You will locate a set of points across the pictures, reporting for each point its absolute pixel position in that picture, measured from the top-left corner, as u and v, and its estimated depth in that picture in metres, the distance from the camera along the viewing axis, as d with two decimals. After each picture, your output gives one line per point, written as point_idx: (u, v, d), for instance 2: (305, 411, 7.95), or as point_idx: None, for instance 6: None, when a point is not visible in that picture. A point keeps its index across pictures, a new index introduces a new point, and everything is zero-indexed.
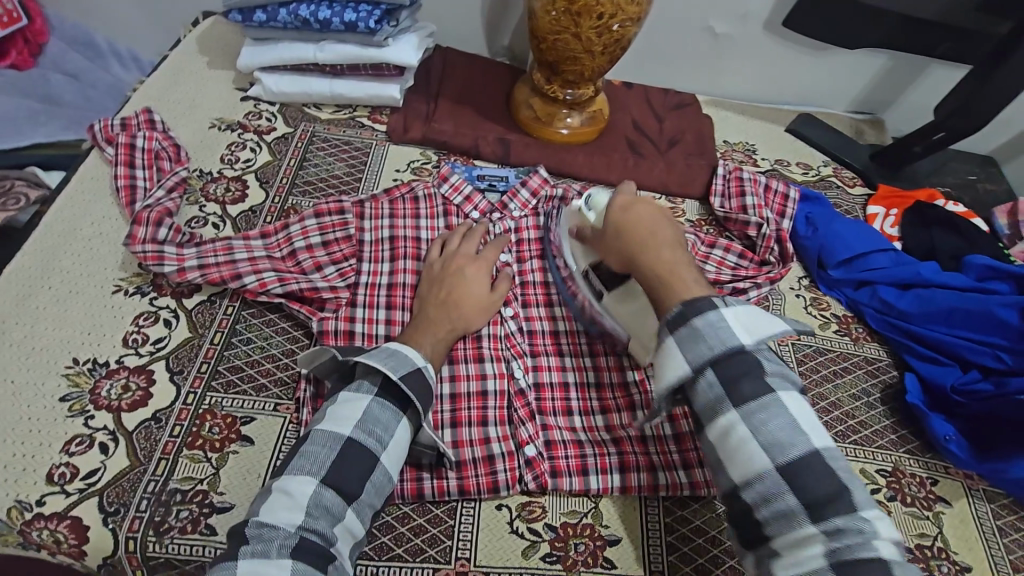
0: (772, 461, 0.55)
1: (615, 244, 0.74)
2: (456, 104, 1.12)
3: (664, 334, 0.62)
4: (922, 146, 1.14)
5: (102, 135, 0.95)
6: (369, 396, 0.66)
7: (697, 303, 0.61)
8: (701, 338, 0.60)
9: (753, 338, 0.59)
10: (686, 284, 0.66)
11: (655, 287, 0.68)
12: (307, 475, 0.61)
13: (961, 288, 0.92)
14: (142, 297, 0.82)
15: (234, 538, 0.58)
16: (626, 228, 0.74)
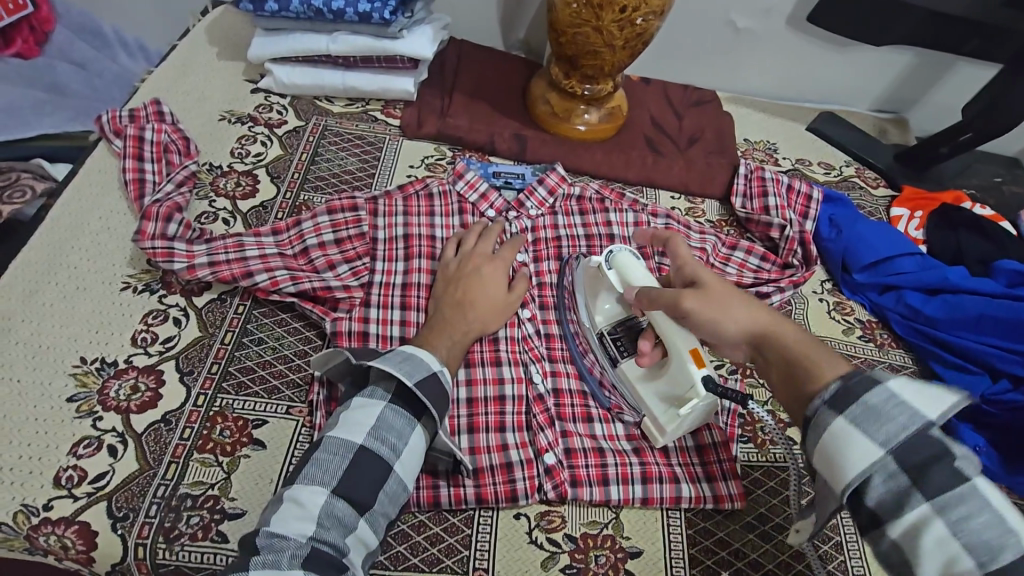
0: (985, 569, 0.43)
1: (710, 315, 0.63)
2: (470, 99, 1.10)
3: (829, 417, 0.51)
4: (948, 147, 1.11)
5: (110, 127, 0.93)
6: (383, 402, 0.63)
7: (859, 378, 0.51)
8: (884, 417, 0.49)
9: (936, 413, 0.48)
10: (828, 358, 0.56)
11: (791, 363, 0.57)
12: (318, 484, 0.59)
13: (991, 295, 0.90)
14: (152, 294, 0.80)
15: (244, 548, 0.56)
16: (718, 296, 0.64)
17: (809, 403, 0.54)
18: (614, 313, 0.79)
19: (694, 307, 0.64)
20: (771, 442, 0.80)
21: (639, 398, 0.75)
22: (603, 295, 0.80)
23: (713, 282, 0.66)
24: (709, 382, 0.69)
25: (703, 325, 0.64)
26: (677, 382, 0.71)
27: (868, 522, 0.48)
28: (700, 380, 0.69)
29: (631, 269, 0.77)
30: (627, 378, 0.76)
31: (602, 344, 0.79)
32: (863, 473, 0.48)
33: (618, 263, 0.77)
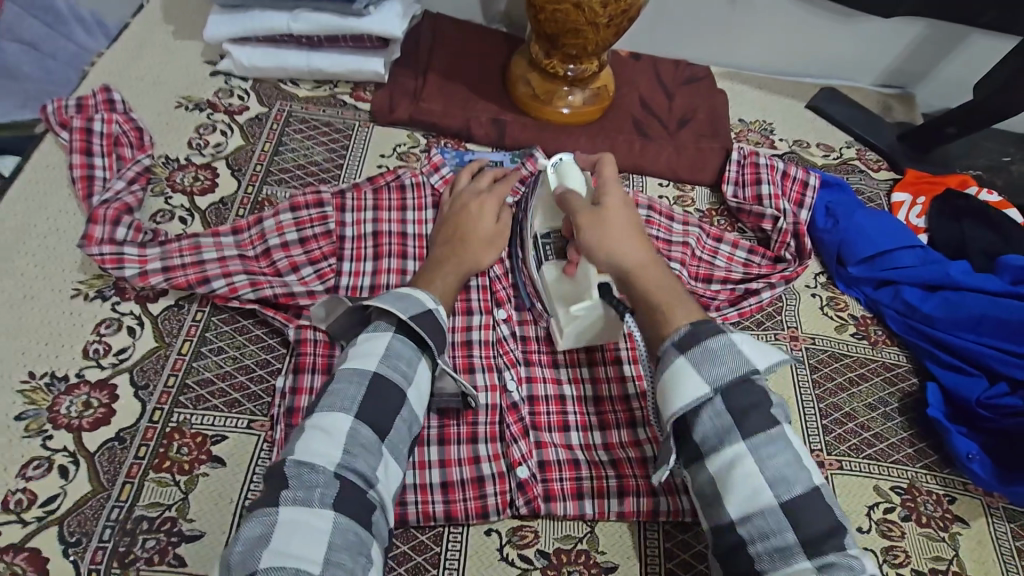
0: (776, 496, 0.52)
1: (594, 236, 0.66)
2: (446, 80, 1.02)
3: (673, 355, 0.57)
4: (957, 126, 1.04)
5: (56, 118, 0.87)
6: (388, 333, 0.63)
7: (706, 326, 0.58)
8: (716, 360, 0.55)
9: (762, 363, 0.56)
10: (683, 304, 0.62)
11: (650, 301, 0.62)
12: (339, 412, 0.58)
13: (993, 292, 0.85)
14: (104, 302, 0.76)
15: (272, 484, 0.54)
16: (608, 220, 0.67)
17: (660, 342, 0.60)
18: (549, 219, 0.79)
19: (584, 227, 0.67)
20: None
21: (550, 301, 0.76)
22: (543, 199, 0.79)
23: (612, 206, 0.68)
24: (605, 291, 0.73)
25: (585, 245, 0.67)
26: (579, 286, 0.74)
27: (695, 454, 0.57)
28: (596, 286, 0.73)
29: (569, 174, 0.75)
30: (542, 279, 0.77)
31: (534, 249, 0.78)
32: (692, 405, 0.55)
33: (561, 169, 0.76)
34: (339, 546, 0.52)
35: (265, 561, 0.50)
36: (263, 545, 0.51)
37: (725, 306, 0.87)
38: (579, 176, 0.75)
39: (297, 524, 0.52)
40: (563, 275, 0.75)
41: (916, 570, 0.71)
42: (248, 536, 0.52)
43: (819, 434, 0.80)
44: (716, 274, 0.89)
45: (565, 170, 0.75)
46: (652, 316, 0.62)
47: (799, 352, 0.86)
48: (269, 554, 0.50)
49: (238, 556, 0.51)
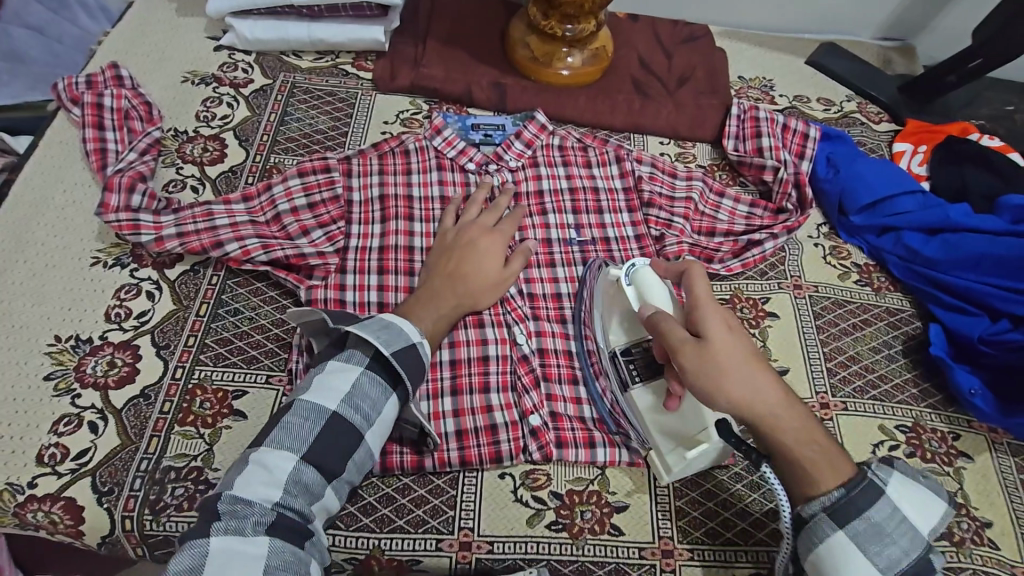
0: None
1: (711, 384, 0.57)
2: (446, 46, 1.03)
3: (827, 529, 0.54)
4: (956, 75, 1.05)
5: (67, 94, 0.88)
6: (359, 367, 0.63)
7: (861, 487, 0.55)
8: (885, 538, 0.54)
9: (922, 525, 0.57)
10: (825, 456, 0.56)
11: (793, 458, 0.56)
12: (286, 450, 0.59)
13: (994, 232, 0.86)
14: (123, 269, 0.79)
15: (204, 516, 0.55)
16: (728, 364, 0.57)
17: (804, 504, 0.56)
18: (629, 335, 0.73)
19: (693, 371, 0.58)
20: None
21: (648, 432, 0.70)
22: (618, 316, 0.73)
23: (722, 341, 0.58)
24: (721, 426, 0.65)
25: (700, 391, 0.58)
26: (688, 422, 0.67)
27: None
28: (714, 423, 0.65)
29: (653, 290, 0.69)
30: (636, 406, 0.70)
31: (615, 368, 0.73)
32: None
33: (639, 280, 0.70)
34: (274, 570, 0.53)
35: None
36: None
37: (728, 258, 0.89)
38: (662, 293, 0.68)
39: (229, 553, 0.52)
40: (662, 406, 0.69)
41: None
42: (175, 570, 0.51)
43: (824, 377, 0.81)
44: (718, 227, 0.90)
45: (646, 287, 0.69)
46: (793, 475, 0.56)
47: (803, 300, 0.87)
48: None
49: None
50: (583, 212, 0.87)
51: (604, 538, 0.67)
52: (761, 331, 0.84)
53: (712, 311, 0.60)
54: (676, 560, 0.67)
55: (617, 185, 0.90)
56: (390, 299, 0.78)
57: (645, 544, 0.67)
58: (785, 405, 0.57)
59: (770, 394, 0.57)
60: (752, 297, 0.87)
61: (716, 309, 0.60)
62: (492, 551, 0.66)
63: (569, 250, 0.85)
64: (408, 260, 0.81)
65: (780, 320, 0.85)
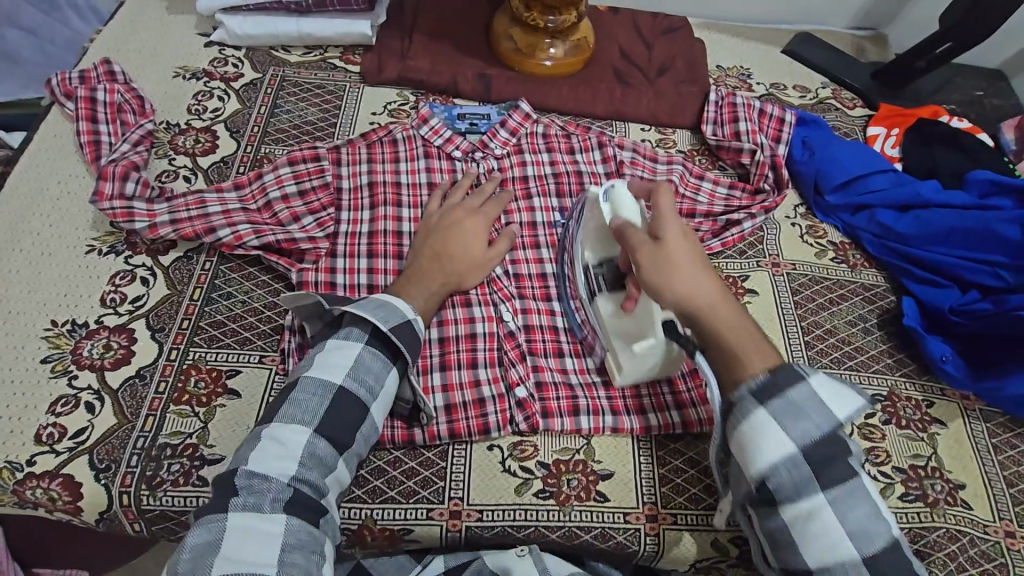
0: (857, 551, 0.54)
1: (662, 276, 0.63)
2: (431, 39, 1.06)
3: (750, 405, 0.59)
4: (925, 61, 1.08)
5: (60, 89, 0.90)
6: (360, 344, 0.65)
7: (787, 371, 0.59)
8: (799, 412, 0.58)
9: (841, 413, 0.58)
10: (759, 348, 0.62)
11: (727, 345, 0.62)
12: (299, 424, 0.60)
13: (962, 206, 0.90)
14: (117, 256, 0.80)
15: (222, 491, 0.57)
16: (676, 263, 0.63)
17: (733, 389, 0.61)
18: (600, 251, 0.76)
19: (648, 266, 0.64)
20: None
21: (607, 337, 0.74)
22: (592, 236, 0.76)
23: (677, 242, 0.64)
24: (670, 328, 0.70)
25: (651, 284, 0.64)
26: (638, 322, 0.71)
27: (767, 503, 0.58)
28: (662, 322, 0.70)
29: (623, 203, 0.71)
30: (598, 314, 0.74)
31: (586, 280, 0.76)
32: (774, 461, 0.57)
33: (613, 196, 0.72)
34: (293, 546, 0.55)
35: (217, 567, 0.52)
36: (214, 551, 0.53)
37: (709, 238, 0.91)
38: (631, 205, 0.71)
39: (249, 528, 0.54)
40: (621, 311, 0.73)
41: (896, 467, 0.76)
42: (196, 543, 0.54)
43: (802, 350, 0.84)
44: (699, 208, 0.92)
45: (617, 197, 0.72)
46: (724, 362, 0.62)
47: (782, 277, 0.90)
48: (221, 560, 0.52)
49: (187, 563, 0.53)
50: (566, 195, 0.90)
51: (590, 504, 0.69)
52: (740, 307, 0.87)
53: (671, 219, 0.65)
54: (660, 524, 0.69)
55: (600, 170, 0.92)
56: (380, 281, 0.80)
57: (630, 509, 0.70)
58: (725, 304, 0.63)
59: (712, 293, 0.63)
60: (732, 275, 0.89)
61: (676, 220, 0.65)
62: (482, 519, 0.68)
63: (553, 232, 0.87)
64: (397, 243, 0.83)
65: (759, 297, 0.88)
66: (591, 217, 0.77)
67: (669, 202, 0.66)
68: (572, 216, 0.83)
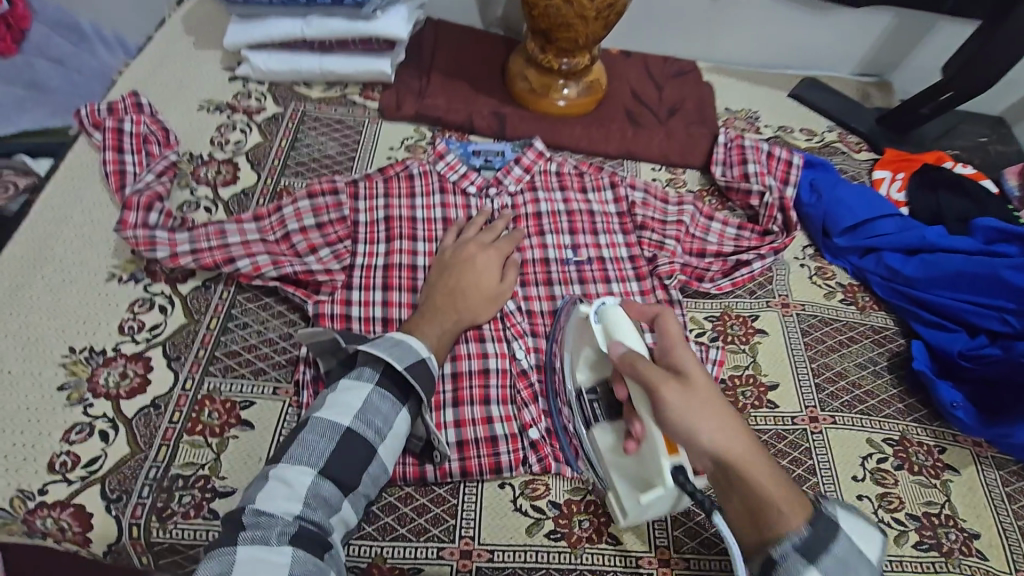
0: None
1: (688, 417, 0.56)
2: (449, 78, 1.10)
3: (798, 563, 0.51)
4: (930, 107, 1.11)
5: (89, 120, 0.93)
6: (371, 383, 0.65)
7: (825, 523, 0.53)
8: (847, 570, 0.51)
9: (870, 552, 0.56)
10: (792, 492, 0.55)
11: (760, 495, 0.54)
12: (305, 464, 0.60)
13: (967, 251, 0.91)
14: (136, 284, 0.82)
15: (230, 526, 0.56)
16: (698, 399, 0.56)
17: (771, 545, 0.53)
18: (592, 372, 0.73)
19: (670, 402, 0.56)
20: (752, 407, 0.82)
21: (607, 471, 0.69)
22: (584, 354, 0.73)
23: (697, 374, 0.58)
24: (678, 473, 0.60)
25: (675, 423, 0.56)
26: (645, 464, 0.63)
27: None
28: (670, 469, 0.60)
29: (620, 327, 0.67)
30: (597, 445, 0.70)
31: (579, 403, 0.74)
32: None
33: (608, 317, 0.68)
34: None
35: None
36: None
37: (718, 277, 0.93)
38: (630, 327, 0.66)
39: (256, 560, 0.54)
40: (622, 447, 0.67)
41: (909, 514, 0.75)
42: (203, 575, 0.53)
43: (812, 391, 0.84)
44: (709, 248, 0.94)
45: (615, 321, 0.67)
46: (752, 510, 0.54)
47: (791, 318, 0.91)
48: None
49: None
50: (579, 232, 0.91)
51: (601, 546, 0.69)
52: (751, 347, 0.87)
53: (679, 345, 0.61)
54: (672, 569, 0.68)
55: (612, 209, 0.94)
56: (394, 314, 0.81)
57: (641, 552, 0.69)
58: (749, 439, 0.56)
59: (738, 430, 0.56)
60: (742, 315, 0.90)
61: (685, 347, 0.60)
62: (492, 559, 0.67)
63: (565, 269, 0.88)
64: (412, 277, 0.84)
65: (769, 338, 0.88)
66: (584, 341, 0.72)
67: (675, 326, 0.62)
68: (569, 329, 0.77)
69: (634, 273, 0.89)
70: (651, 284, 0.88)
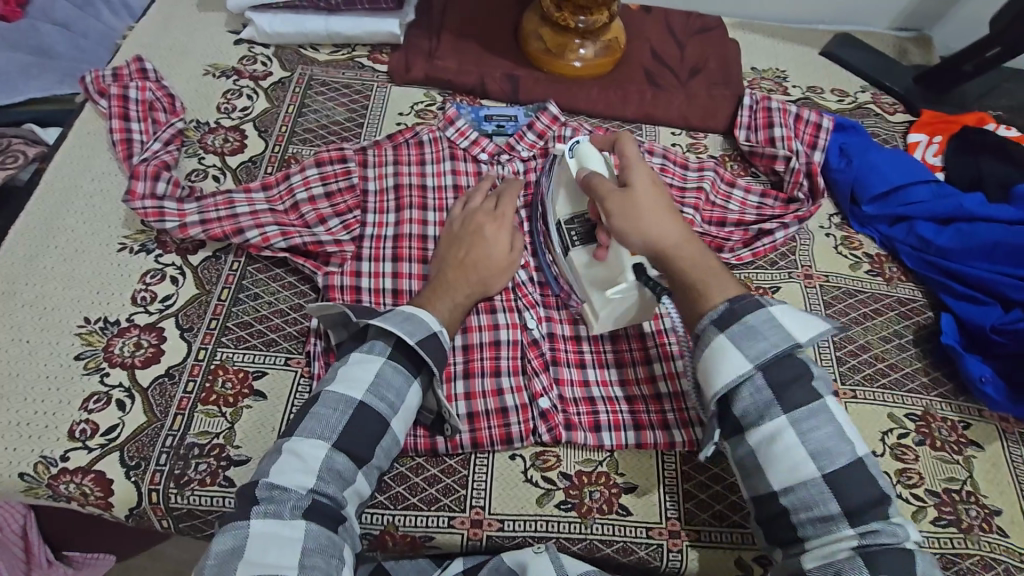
0: (818, 468, 0.57)
1: (627, 217, 0.66)
2: (459, 39, 1.05)
3: (713, 330, 0.62)
4: (973, 65, 1.04)
5: (94, 87, 0.91)
6: (382, 357, 0.65)
7: (744, 304, 0.62)
8: (757, 335, 0.60)
9: (803, 336, 0.60)
10: (723, 282, 0.65)
11: (687, 278, 0.65)
12: (318, 438, 0.60)
13: (1009, 222, 0.86)
14: (148, 254, 0.82)
15: (243, 499, 0.57)
16: (639, 205, 0.67)
17: (698, 320, 0.63)
18: (573, 204, 0.77)
19: (615, 210, 0.67)
20: None
21: (584, 288, 0.75)
22: (563, 189, 0.77)
23: (641, 186, 0.68)
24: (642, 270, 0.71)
25: (618, 227, 0.67)
26: (613, 270, 0.73)
27: (736, 429, 0.62)
28: (633, 266, 0.71)
29: (590, 158, 0.74)
30: (573, 266, 0.76)
31: (559, 235, 0.77)
32: (733, 383, 0.60)
33: (579, 153, 0.75)
34: (312, 551, 0.55)
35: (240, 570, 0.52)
36: (236, 559, 0.53)
37: (739, 246, 0.89)
38: (598, 160, 0.74)
39: (271, 535, 0.55)
40: (595, 261, 0.74)
41: (929, 490, 0.74)
42: (220, 549, 0.54)
43: (833, 364, 0.82)
44: (729, 217, 0.90)
45: (582, 152, 0.75)
46: (685, 292, 0.65)
47: (814, 289, 0.88)
48: (244, 565, 0.53)
49: (212, 570, 0.53)
50: None
51: (612, 517, 0.69)
52: None
53: (632, 163, 0.70)
54: (683, 540, 0.68)
55: None
56: (405, 286, 0.80)
57: (653, 524, 0.69)
58: (682, 236, 0.66)
59: (671, 231, 0.66)
60: (762, 286, 0.87)
61: (636, 166, 0.70)
62: (503, 529, 0.68)
63: None
64: (422, 248, 0.82)
65: None
66: (554, 175, 0.79)
67: (631, 152, 0.71)
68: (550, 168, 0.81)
69: None
70: None
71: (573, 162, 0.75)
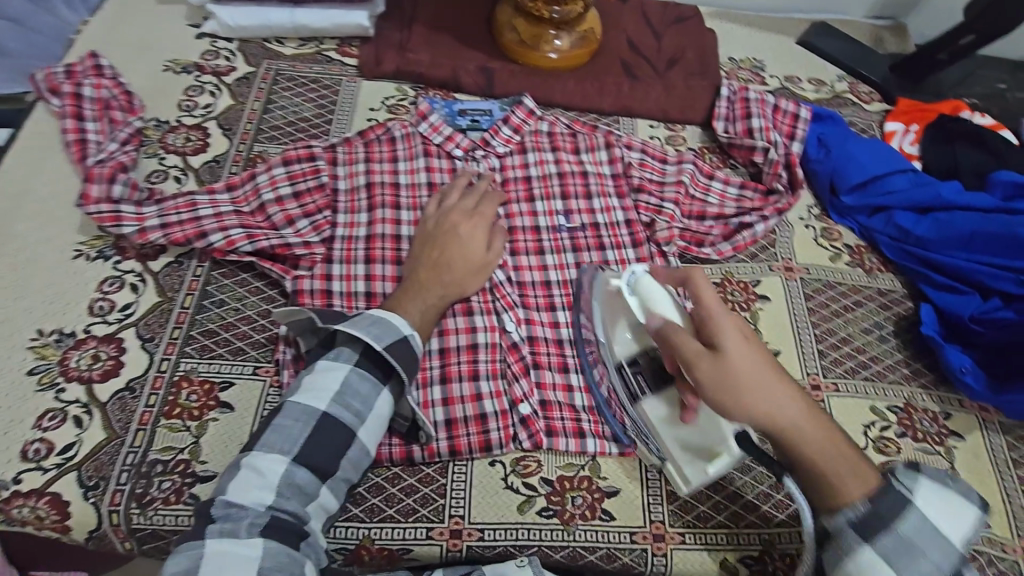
0: None
1: (728, 395, 0.55)
2: (431, 31, 1.02)
3: (854, 539, 0.54)
4: (947, 53, 1.04)
5: (45, 85, 0.87)
6: (348, 364, 0.62)
7: (887, 500, 0.54)
8: (914, 551, 0.53)
9: (954, 535, 0.55)
10: (853, 462, 0.55)
11: (815, 462, 0.55)
12: (279, 452, 0.57)
13: (985, 210, 0.86)
14: (105, 261, 0.78)
15: (199, 518, 0.55)
16: (739, 377, 0.54)
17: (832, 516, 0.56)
18: (634, 343, 0.69)
19: (709, 383, 0.55)
20: None
21: (665, 446, 0.67)
22: (622, 324, 0.70)
23: (737, 349, 0.55)
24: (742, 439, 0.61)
25: (718, 405, 0.56)
26: (704, 435, 0.64)
27: None
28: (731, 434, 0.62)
29: (653, 297, 0.64)
30: (646, 416, 0.68)
31: (622, 378, 0.70)
32: None
33: (639, 289, 0.65)
34: (270, 570, 0.52)
35: None
36: None
37: (719, 241, 0.88)
38: (666, 299, 0.63)
39: (225, 554, 0.52)
40: (676, 418, 0.66)
41: None
42: (170, 571, 0.51)
43: (815, 359, 0.81)
44: (709, 211, 0.89)
45: (646, 293, 0.64)
46: (812, 480, 0.56)
47: (794, 282, 0.87)
48: None
49: None
50: (571, 197, 0.86)
51: (595, 523, 0.67)
52: (752, 314, 0.83)
53: (716, 315, 0.57)
54: (667, 544, 0.67)
55: (606, 170, 0.88)
56: (378, 289, 0.77)
57: (636, 528, 0.67)
58: (795, 407, 0.55)
59: (783, 406, 0.55)
60: (742, 280, 0.86)
61: (720, 317, 0.57)
62: (483, 538, 0.66)
63: (558, 237, 0.84)
64: (395, 249, 0.79)
65: (772, 304, 0.84)
66: (614, 307, 0.70)
67: (712, 296, 0.58)
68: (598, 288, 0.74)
69: (630, 240, 0.84)
70: (648, 251, 0.84)
71: (633, 301, 0.66)
